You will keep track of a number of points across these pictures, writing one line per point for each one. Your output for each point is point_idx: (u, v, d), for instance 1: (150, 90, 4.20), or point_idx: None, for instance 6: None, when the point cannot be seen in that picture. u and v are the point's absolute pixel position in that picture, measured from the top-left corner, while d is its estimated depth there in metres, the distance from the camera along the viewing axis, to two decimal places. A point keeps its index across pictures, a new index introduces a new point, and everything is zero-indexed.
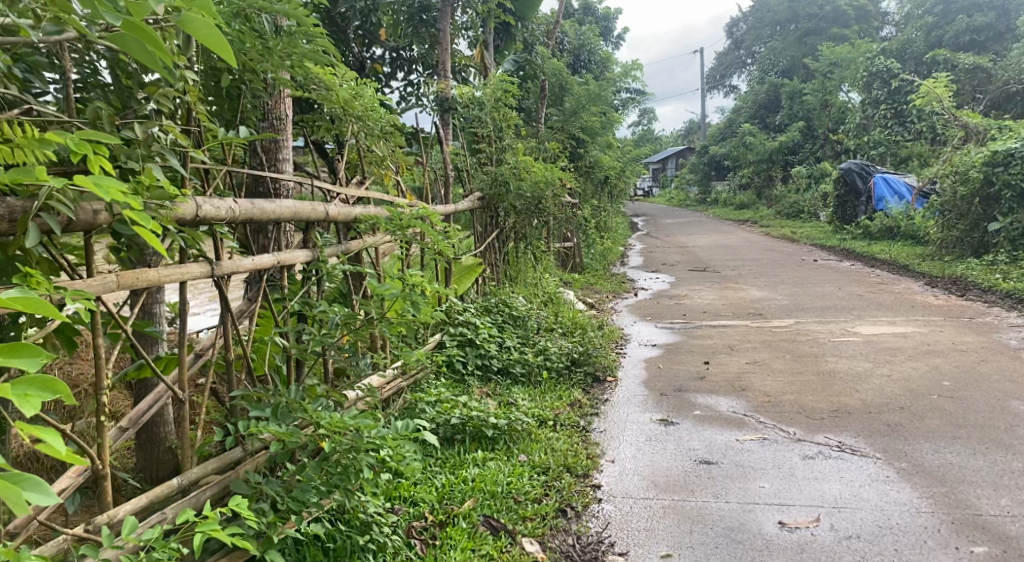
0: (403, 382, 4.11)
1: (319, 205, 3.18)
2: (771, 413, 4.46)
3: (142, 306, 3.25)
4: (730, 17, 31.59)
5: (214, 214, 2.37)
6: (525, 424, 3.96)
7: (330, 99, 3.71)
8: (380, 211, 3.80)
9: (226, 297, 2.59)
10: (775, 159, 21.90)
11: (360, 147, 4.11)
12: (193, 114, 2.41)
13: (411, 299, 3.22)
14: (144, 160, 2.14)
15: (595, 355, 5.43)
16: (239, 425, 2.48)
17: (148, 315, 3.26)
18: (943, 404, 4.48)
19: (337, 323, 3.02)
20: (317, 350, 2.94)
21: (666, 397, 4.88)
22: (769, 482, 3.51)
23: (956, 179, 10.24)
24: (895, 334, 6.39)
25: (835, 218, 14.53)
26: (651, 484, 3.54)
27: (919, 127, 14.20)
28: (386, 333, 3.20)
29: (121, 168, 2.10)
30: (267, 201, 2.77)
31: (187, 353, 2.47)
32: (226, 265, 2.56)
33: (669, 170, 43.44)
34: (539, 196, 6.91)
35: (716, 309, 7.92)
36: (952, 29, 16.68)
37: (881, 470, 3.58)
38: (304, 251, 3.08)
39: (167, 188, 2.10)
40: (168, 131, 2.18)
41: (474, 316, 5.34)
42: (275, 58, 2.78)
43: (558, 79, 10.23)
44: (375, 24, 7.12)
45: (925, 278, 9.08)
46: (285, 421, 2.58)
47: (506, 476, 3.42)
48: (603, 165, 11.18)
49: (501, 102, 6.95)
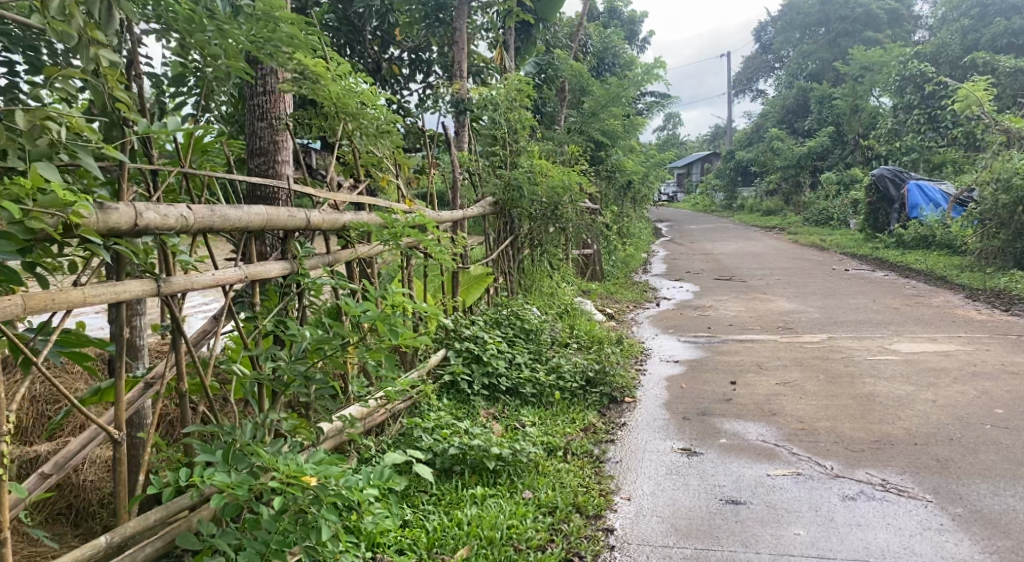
0: (399, 405, 3.76)
1: (299, 212, 2.81)
2: (805, 443, 4.03)
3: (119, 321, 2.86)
4: (758, 22, 31.03)
5: (160, 224, 2.05)
6: (532, 454, 3.57)
7: (321, 94, 3.44)
8: (374, 218, 3.44)
9: (177, 319, 2.24)
10: (803, 165, 21.22)
11: (354, 149, 3.76)
12: (114, 104, 2.08)
13: (389, 322, 2.76)
14: (44, 160, 1.86)
15: (612, 374, 5.04)
16: (181, 474, 2.08)
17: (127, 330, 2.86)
18: (1000, 436, 4.03)
19: (305, 349, 2.63)
20: (288, 380, 2.57)
21: (688, 422, 4.47)
22: (805, 529, 3.11)
23: (996, 186, 9.64)
24: (938, 353, 5.93)
25: (867, 227, 14.02)
26: (671, 528, 3.16)
27: (956, 134, 13.62)
28: (366, 360, 2.80)
29: (13, 168, 1.84)
30: (232, 208, 2.41)
31: (124, 384, 2.14)
32: (175, 281, 2.20)
33: (695, 175, 42.85)
34: (557, 201, 6.51)
35: (742, 322, 7.48)
36: (988, 33, 16.08)
37: (934, 516, 3.16)
38: (279, 264, 2.73)
39: (54, 191, 1.78)
40: (64, 119, 1.84)
41: (482, 329, 4.99)
42: (232, 45, 2.52)
43: (580, 82, 9.86)
44: (392, 24, 6.77)
45: (966, 291, 8.57)
46: (237, 466, 2.17)
47: (506, 518, 3.06)
48: (625, 170, 10.75)
49: (517, 103, 6.50)
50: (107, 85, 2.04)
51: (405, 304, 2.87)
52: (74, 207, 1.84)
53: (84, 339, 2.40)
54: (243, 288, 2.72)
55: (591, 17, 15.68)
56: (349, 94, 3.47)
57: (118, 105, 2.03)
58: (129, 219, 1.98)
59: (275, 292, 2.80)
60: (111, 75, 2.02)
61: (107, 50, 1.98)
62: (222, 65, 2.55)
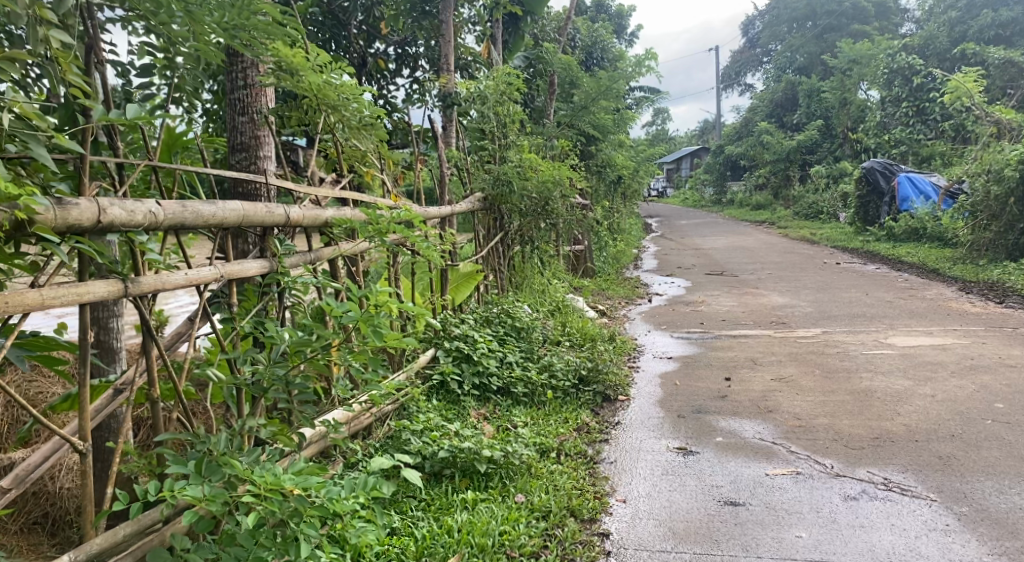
0: (387, 407, 3.65)
1: (277, 207, 2.68)
2: (803, 441, 3.94)
3: (95, 323, 2.74)
4: (746, 17, 31.01)
5: (126, 220, 1.92)
6: (524, 456, 3.45)
7: (300, 85, 3.31)
8: (358, 214, 3.32)
9: (148, 321, 2.10)
10: (792, 159, 21.23)
11: (337, 143, 3.63)
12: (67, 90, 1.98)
13: (372, 323, 2.64)
14: None
15: (605, 372, 4.92)
16: (149, 487, 1.92)
17: (104, 333, 2.75)
18: (1001, 431, 3.94)
19: (284, 352, 2.50)
20: (266, 386, 2.44)
21: (683, 420, 4.37)
22: (807, 531, 3.02)
23: (988, 177, 9.57)
24: (934, 347, 5.85)
25: (857, 219, 13.96)
26: (668, 531, 3.06)
27: (943, 126, 13.60)
28: (348, 364, 2.67)
29: None
30: (205, 203, 2.29)
31: (89, 392, 1.99)
32: (145, 281, 2.07)
33: (684, 170, 42.82)
34: (547, 196, 6.27)
35: (735, 317, 7.39)
36: (976, 25, 16.00)
37: (939, 517, 3.08)
38: (257, 263, 2.61)
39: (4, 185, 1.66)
40: (13, 105, 1.72)
41: (472, 328, 4.87)
42: (199, 27, 2.38)
43: (569, 75, 9.55)
44: (378, 18, 6.63)
45: (959, 283, 8.51)
46: (210, 478, 2.02)
47: (498, 524, 2.95)
48: (616, 164, 10.65)
49: (506, 96, 6.37)
50: (60, 69, 1.95)
51: (389, 304, 2.75)
52: (24, 204, 1.72)
53: (53, 344, 2.28)
54: (220, 289, 2.58)
55: (579, 11, 15.54)
56: (330, 86, 3.33)
57: (73, 91, 1.94)
58: (93, 215, 1.86)
59: (254, 293, 2.69)
60: (62, 58, 1.93)
61: (57, 31, 1.89)
62: (191, 49, 2.44)
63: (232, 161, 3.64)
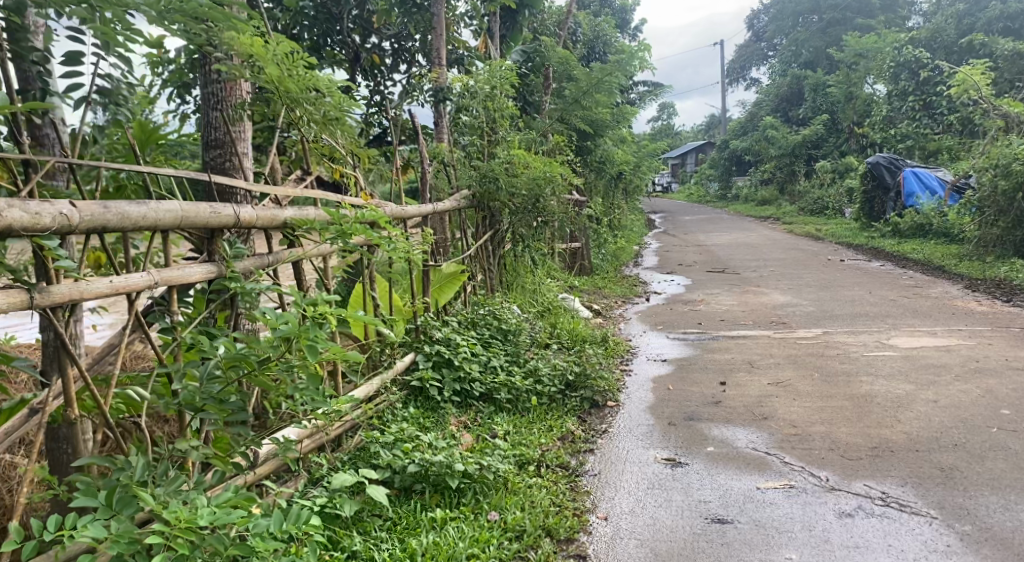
0: (358, 415, 3.47)
1: (225, 207, 2.48)
2: (797, 450, 3.73)
3: None
4: (751, 12, 30.70)
5: (28, 224, 1.80)
6: (500, 470, 3.26)
7: (265, 76, 3.13)
8: (322, 215, 3.11)
9: (61, 334, 1.95)
10: (798, 154, 20.93)
11: (305, 138, 3.43)
12: None
13: (310, 338, 2.38)
14: None
15: (594, 376, 4.72)
16: (51, 521, 1.78)
17: None
18: (1007, 441, 3.73)
19: (221, 366, 2.30)
20: (201, 405, 2.25)
21: (674, 428, 4.16)
22: (797, 552, 2.84)
23: (995, 172, 9.32)
24: (938, 348, 5.62)
25: (862, 215, 13.67)
26: (650, 553, 2.88)
27: (951, 120, 13.36)
28: (294, 379, 2.47)
29: None
30: (133, 204, 2.09)
31: None
32: (56, 291, 1.93)
33: (689, 166, 42.40)
34: (539, 194, 6.06)
35: (735, 317, 7.17)
36: (985, 16, 15.73)
37: (939, 537, 2.89)
38: (201, 267, 2.43)
39: None
40: None
41: (455, 331, 4.67)
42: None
43: (567, 69, 9.43)
44: (372, 12, 6.35)
45: (965, 281, 8.27)
46: (122, 511, 1.88)
47: (466, 547, 2.78)
48: (614, 160, 10.44)
49: (498, 91, 6.19)
50: None
51: (328, 315, 2.50)
52: None
53: None
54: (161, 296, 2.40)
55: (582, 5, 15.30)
56: (293, 77, 3.14)
57: None
58: None
59: (201, 300, 2.51)
60: None
61: None
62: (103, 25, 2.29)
63: (209, 160, 3.46)
